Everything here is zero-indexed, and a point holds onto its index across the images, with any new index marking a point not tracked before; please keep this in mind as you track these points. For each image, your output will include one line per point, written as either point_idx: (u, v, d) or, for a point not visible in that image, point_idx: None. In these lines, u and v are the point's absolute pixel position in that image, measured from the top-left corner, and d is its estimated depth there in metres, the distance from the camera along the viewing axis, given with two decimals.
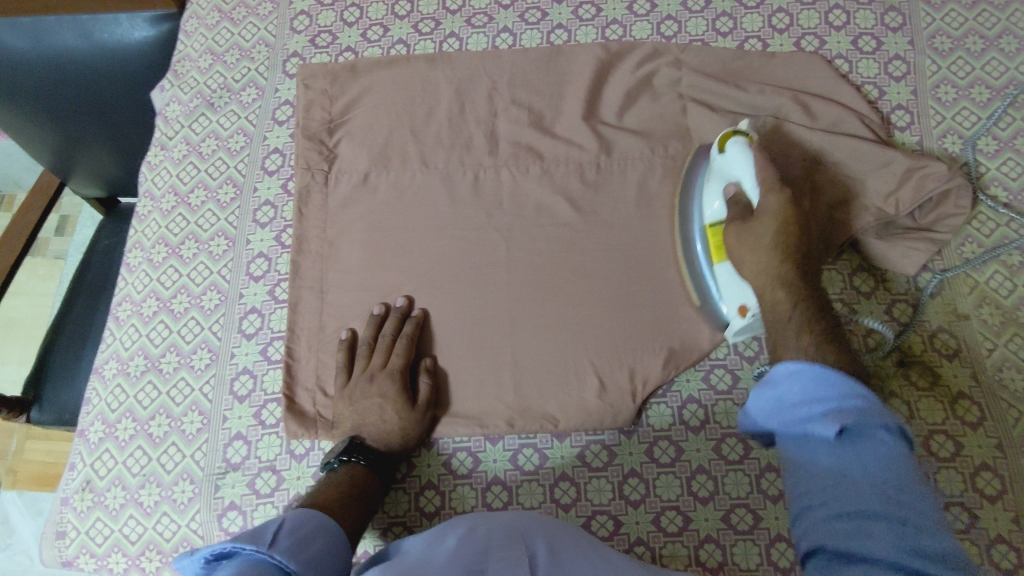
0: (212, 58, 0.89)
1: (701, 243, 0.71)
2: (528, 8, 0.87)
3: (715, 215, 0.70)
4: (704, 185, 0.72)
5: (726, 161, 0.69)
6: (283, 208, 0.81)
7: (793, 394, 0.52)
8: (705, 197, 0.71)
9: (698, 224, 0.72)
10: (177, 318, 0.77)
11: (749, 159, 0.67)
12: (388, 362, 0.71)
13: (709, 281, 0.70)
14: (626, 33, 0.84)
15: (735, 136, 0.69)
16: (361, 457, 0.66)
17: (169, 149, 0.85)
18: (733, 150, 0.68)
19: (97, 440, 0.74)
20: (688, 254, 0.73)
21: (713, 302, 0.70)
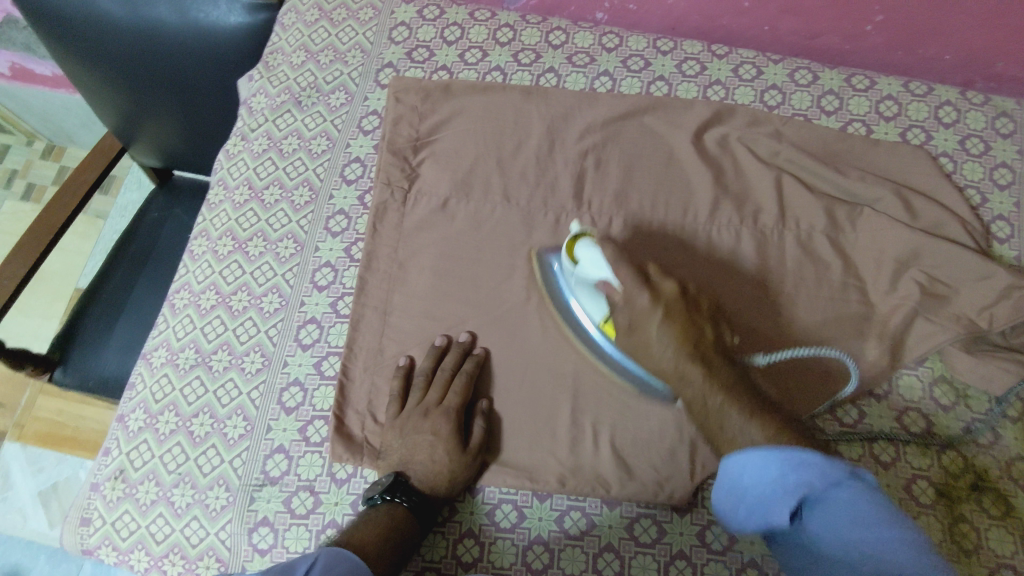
0: (305, 55, 0.87)
1: (602, 339, 0.69)
2: (632, 54, 0.85)
3: (600, 312, 0.69)
4: (579, 299, 0.71)
5: (587, 271, 0.68)
6: (356, 221, 0.78)
7: (751, 479, 0.52)
8: (585, 306, 0.70)
9: (591, 329, 0.70)
10: (235, 316, 0.75)
11: (599, 255, 0.67)
12: (445, 399, 0.69)
13: (635, 370, 0.68)
14: (729, 96, 0.83)
15: (581, 241, 0.70)
16: (406, 498, 0.63)
17: (249, 141, 0.83)
18: (585, 253, 0.68)
19: (136, 428, 0.71)
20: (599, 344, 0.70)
21: (644, 381, 0.68)
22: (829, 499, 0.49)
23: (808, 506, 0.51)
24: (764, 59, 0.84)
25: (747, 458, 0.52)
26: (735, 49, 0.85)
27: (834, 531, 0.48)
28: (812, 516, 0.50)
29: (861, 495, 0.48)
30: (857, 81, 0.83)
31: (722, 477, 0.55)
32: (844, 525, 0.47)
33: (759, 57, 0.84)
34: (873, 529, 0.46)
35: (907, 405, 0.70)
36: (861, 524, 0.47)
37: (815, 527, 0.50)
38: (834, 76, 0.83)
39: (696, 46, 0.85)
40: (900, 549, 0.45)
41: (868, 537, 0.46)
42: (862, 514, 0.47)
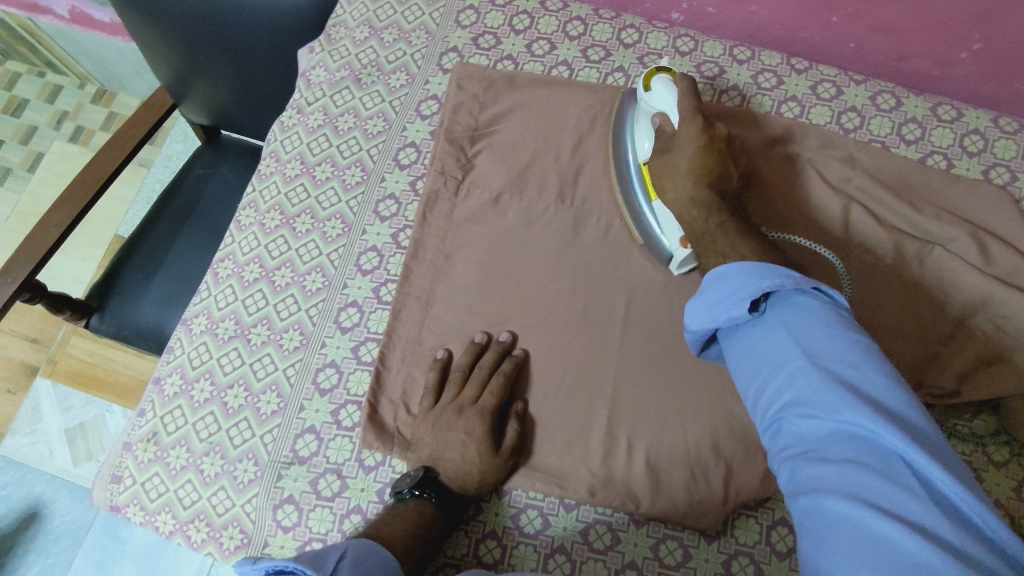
0: (369, 31, 0.84)
1: (636, 178, 0.74)
2: (706, 61, 0.81)
3: (644, 151, 0.73)
4: (635, 123, 0.74)
5: (651, 100, 0.71)
6: (406, 207, 0.77)
7: (719, 295, 0.53)
8: (636, 138, 0.74)
9: (631, 163, 0.75)
10: (277, 291, 0.74)
11: (670, 92, 0.68)
12: (481, 398, 0.67)
13: (649, 218, 0.73)
14: (804, 114, 0.79)
15: (660, 73, 0.71)
16: (434, 495, 0.63)
17: (305, 115, 0.81)
18: (658, 85, 0.70)
19: (171, 393, 0.71)
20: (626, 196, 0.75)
21: (655, 238, 0.73)
22: (789, 302, 0.50)
23: (769, 302, 0.51)
24: (845, 79, 0.80)
25: (726, 271, 0.54)
26: (816, 65, 0.81)
27: (797, 333, 0.48)
28: (772, 305, 0.51)
29: (824, 306, 0.49)
30: (943, 111, 0.79)
31: (700, 296, 0.56)
32: (804, 328, 0.48)
33: (841, 76, 0.81)
34: (834, 343, 0.46)
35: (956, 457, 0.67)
36: (819, 324, 0.47)
37: (771, 319, 0.50)
38: (918, 103, 0.79)
39: (775, 58, 0.81)
40: (857, 358, 0.45)
41: (824, 342, 0.46)
42: (823, 317, 0.48)
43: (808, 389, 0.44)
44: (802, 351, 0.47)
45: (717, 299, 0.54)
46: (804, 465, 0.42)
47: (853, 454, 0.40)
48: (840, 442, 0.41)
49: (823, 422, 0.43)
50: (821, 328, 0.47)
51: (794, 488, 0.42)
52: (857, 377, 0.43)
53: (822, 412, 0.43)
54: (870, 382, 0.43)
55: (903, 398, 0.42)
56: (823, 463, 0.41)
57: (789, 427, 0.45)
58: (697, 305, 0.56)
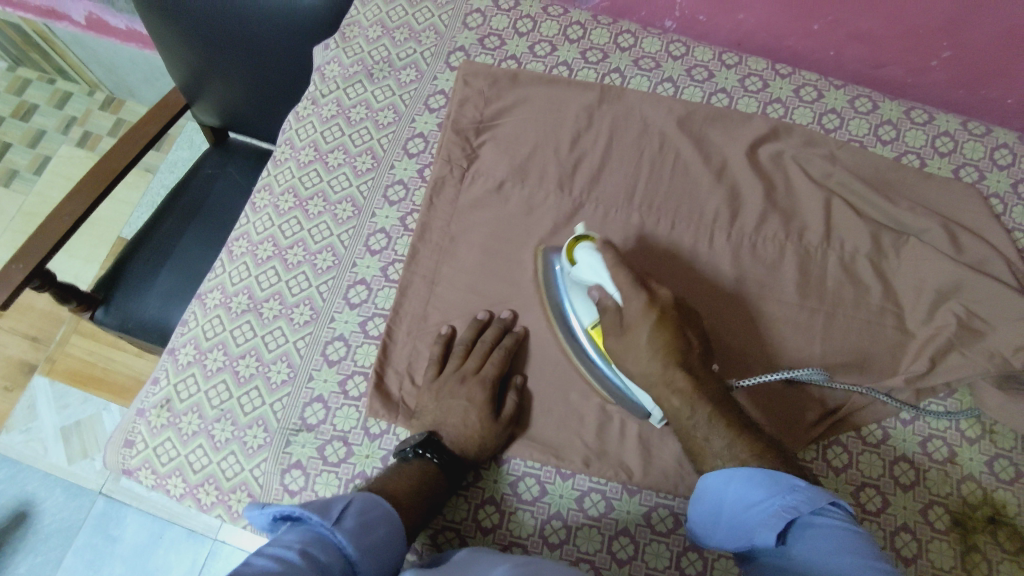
0: (381, 30, 0.90)
1: (589, 343, 0.72)
2: (697, 64, 0.87)
3: (590, 318, 0.71)
4: (572, 299, 0.73)
5: (585, 275, 0.70)
6: (414, 192, 0.81)
7: (732, 497, 0.59)
8: (576, 310, 0.72)
9: (579, 330, 0.72)
10: (289, 268, 0.77)
11: (597, 261, 0.69)
12: (482, 368, 0.71)
13: (616, 381, 0.70)
14: (787, 115, 0.85)
15: (582, 243, 0.72)
16: (436, 455, 0.66)
17: (319, 105, 0.86)
18: (583, 256, 0.70)
19: (185, 362, 0.74)
20: (582, 360, 0.72)
21: (628, 397, 0.70)
22: (806, 527, 0.55)
23: (792, 531, 0.56)
24: (825, 83, 0.86)
25: (734, 472, 0.59)
26: (798, 71, 0.87)
27: (815, 553, 0.53)
28: (796, 537, 0.56)
29: (843, 526, 0.54)
30: (916, 114, 0.84)
31: (703, 495, 0.61)
32: (820, 549, 0.53)
33: (821, 81, 0.86)
34: (841, 557, 0.51)
35: (931, 432, 0.71)
36: (839, 549, 0.52)
37: (798, 544, 0.55)
38: (894, 107, 0.85)
39: (761, 64, 0.87)
40: (870, 567, 0.50)
41: (836, 559, 0.51)
42: (843, 540, 0.53)
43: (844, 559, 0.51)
44: (815, 568, 0.52)
45: (731, 502, 0.59)
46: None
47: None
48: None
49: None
50: (831, 542, 0.53)
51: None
52: (850, 564, 0.50)
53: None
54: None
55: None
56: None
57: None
58: (703, 502, 0.62)
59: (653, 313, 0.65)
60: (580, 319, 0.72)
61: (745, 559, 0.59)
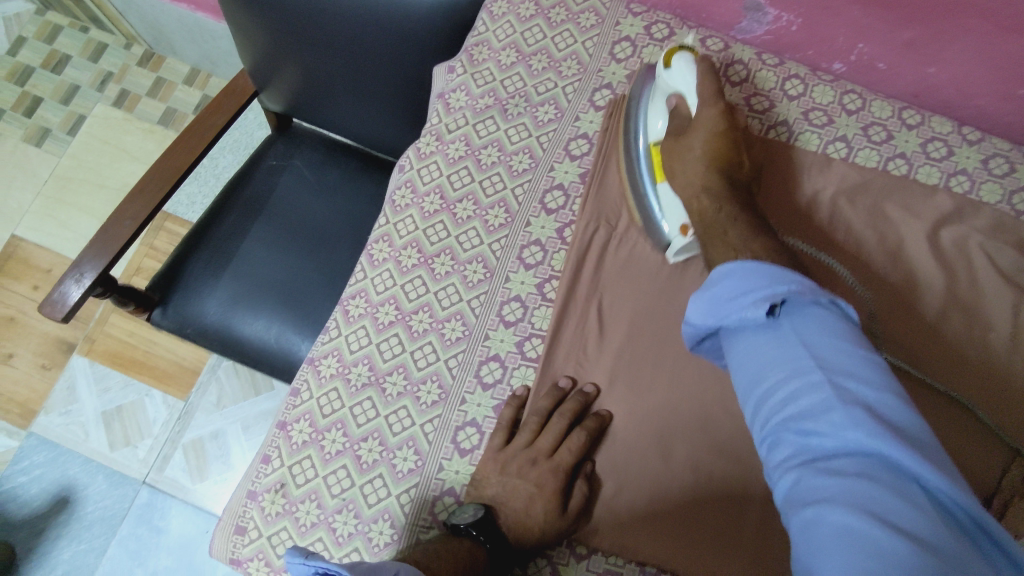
0: (517, 55, 0.79)
1: (645, 161, 0.74)
2: (873, 122, 0.77)
3: (661, 120, 0.72)
4: (649, 105, 0.74)
5: (670, 78, 0.70)
6: (553, 255, 0.72)
7: (729, 290, 0.49)
8: (650, 118, 0.73)
9: (642, 145, 0.74)
10: (414, 338, 0.69)
11: (692, 71, 0.68)
12: (557, 453, 0.63)
13: (653, 201, 0.72)
14: (973, 190, 0.76)
15: (682, 52, 0.70)
16: (487, 540, 0.59)
17: (445, 143, 0.76)
18: (678, 64, 0.69)
19: (299, 442, 0.66)
20: (632, 178, 0.73)
21: (655, 222, 0.72)
22: (803, 311, 0.45)
23: (786, 309, 0.46)
24: (1017, 155, 0.77)
25: (735, 267, 0.49)
26: (988, 137, 0.78)
27: (810, 343, 0.43)
28: (789, 316, 0.45)
29: (837, 317, 0.45)
30: None
31: (707, 290, 0.51)
32: (819, 340, 0.43)
33: (1014, 151, 0.77)
34: (849, 356, 0.42)
35: None
36: (834, 339, 0.43)
37: (786, 328, 0.45)
38: None
39: (945, 126, 0.78)
40: (868, 372, 0.41)
41: (833, 354, 0.42)
42: (831, 327, 0.44)
43: (866, 390, 0.40)
44: (815, 363, 0.42)
45: (722, 296, 0.49)
46: (811, 476, 0.38)
47: (869, 470, 0.36)
48: (841, 419, 0.39)
49: (829, 429, 0.39)
50: (834, 339, 0.43)
51: (797, 499, 0.38)
52: (872, 399, 0.40)
53: (843, 400, 0.40)
54: (883, 402, 0.40)
55: (908, 420, 0.39)
56: (825, 477, 0.38)
57: (791, 431, 0.41)
58: (703, 300, 0.51)
59: (720, 125, 0.66)
60: (648, 132, 0.74)
61: (729, 335, 0.49)
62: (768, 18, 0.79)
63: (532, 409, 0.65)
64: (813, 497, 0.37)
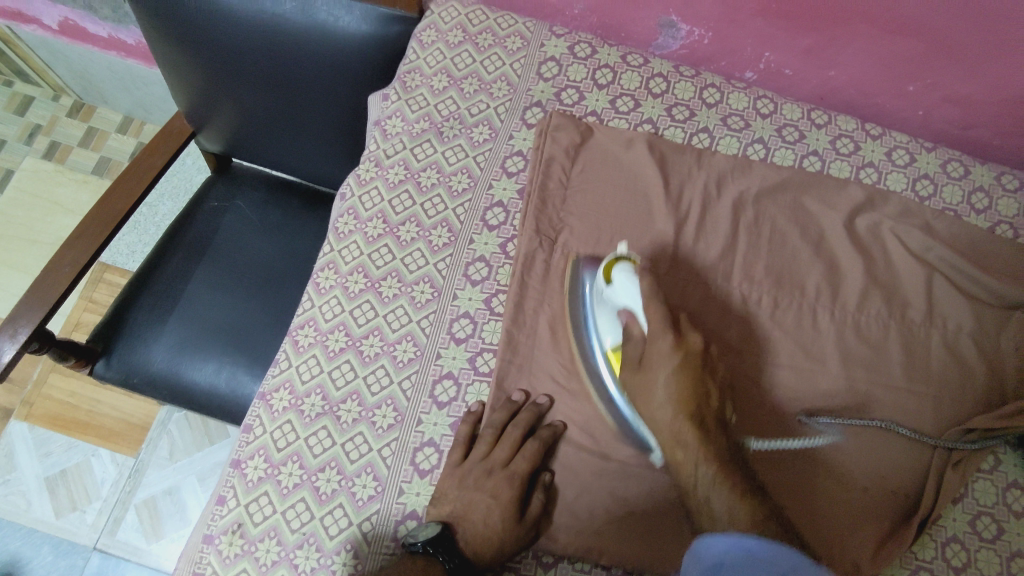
0: (448, 80, 0.82)
1: (605, 367, 0.68)
2: (786, 124, 0.83)
3: (614, 339, 0.68)
4: (594, 322, 0.70)
5: (615, 294, 0.68)
6: (498, 270, 0.74)
7: (746, 550, 0.53)
8: (598, 328, 0.69)
9: (596, 357, 0.69)
10: (366, 362, 0.69)
11: (637, 284, 0.67)
12: (512, 462, 0.64)
13: (624, 410, 0.66)
14: (881, 180, 0.82)
15: (619, 262, 0.69)
16: (447, 558, 0.59)
17: (384, 168, 0.77)
18: (620, 277, 0.68)
19: (255, 479, 0.65)
20: (595, 385, 0.68)
21: (630, 425, 0.66)
22: None
23: (782, 551, 0.52)
24: (916, 145, 0.84)
25: (718, 542, 0.54)
26: (889, 132, 0.84)
27: None
28: None
29: None
30: (1007, 180, 0.83)
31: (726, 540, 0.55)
32: None
33: (913, 143, 0.84)
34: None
35: None
36: None
37: None
38: (984, 172, 0.83)
39: (851, 124, 0.84)
40: None
41: None
42: None
43: None
44: None
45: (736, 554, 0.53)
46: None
47: None
48: None
49: None
50: None
51: None
52: None
53: None
54: None
55: None
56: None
57: None
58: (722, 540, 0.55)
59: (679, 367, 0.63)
60: (598, 340, 0.69)
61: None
62: (682, 33, 0.84)
63: (487, 422, 0.66)
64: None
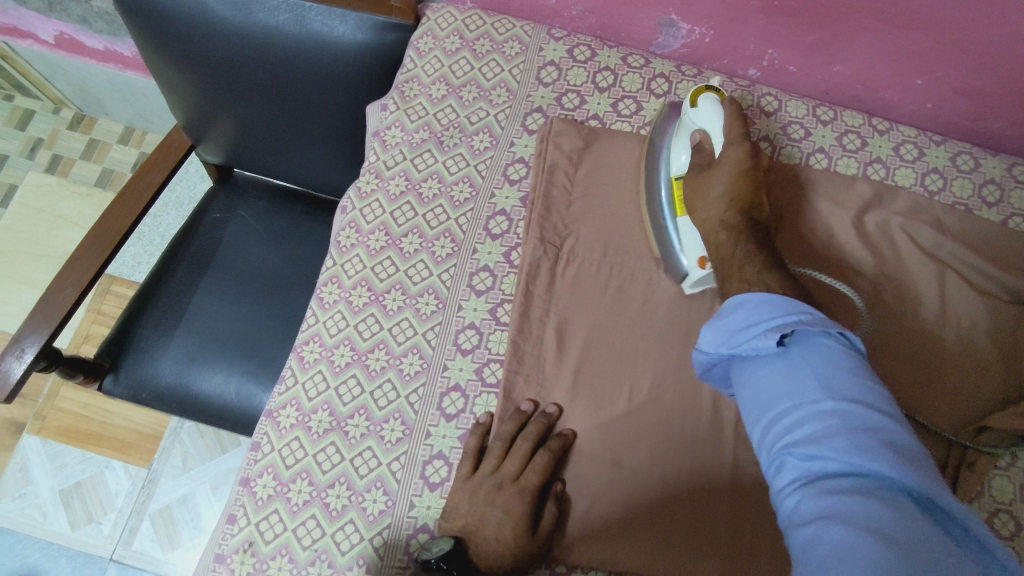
0: (447, 88, 0.81)
1: (665, 195, 0.74)
2: (791, 121, 0.82)
3: (684, 157, 0.72)
4: (674, 136, 0.75)
5: (695, 116, 0.71)
6: (503, 280, 0.73)
7: (740, 319, 0.54)
8: (673, 152, 0.74)
9: (664, 178, 0.75)
10: (372, 377, 0.69)
11: (719, 114, 0.69)
12: (523, 475, 0.63)
13: (672, 236, 0.72)
14: (889, 176, 0.80)
15: (707, 92, 0.72)
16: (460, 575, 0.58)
17: (384, 180, 0.77)
18: (704, 103, 0.71)
19: (264, 497, 0.65)
20: (654, 207, 0.74)
21: (674, 254, 0.72)
22: (812, 341, 0.50)
23: (795, 339, 0.50)
24: (925, 139, 0.82)
25: (749, 297, 0.55)
26: (896, 126, 0.83)
27: (825, 377, 0.47)
28: (798, 345, 0.50)
29: (846, 351, 0.49)
30: (1018, 172, 0.81)
31: (719, 318, 0.56)
32: (832, 372, 0.47)
33: (921, 136, 0.82)
34: (851, 389, 0.46)
35: None
36: (846, 370, 0.47)
37: (796, 354, 0.49)
38: (995, 164, 0.81)
39: (857, 119, 0.82)
40: (878, 406, 0.45)
41: (848, 387, 0.46)
42: (842, 359, 0.48)
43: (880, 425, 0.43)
44: (825, 392, 0.46)
45: (734, 326, 0.54)
46: (815, 495, 0.42)
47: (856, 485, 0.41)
48: (831, 437, 0.43)
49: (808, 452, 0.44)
50: (842, 368, 0.47)
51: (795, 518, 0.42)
52: (876, 444, 0.42)
53: (863, 437, 0.43)
54: (885, 428, 0.43)
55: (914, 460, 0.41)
56: (828, 496, 0.41)
57: (795, 454, 0.45)
58: (715, 326, 0.56)
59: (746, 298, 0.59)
60: (670, 162, 0.74)
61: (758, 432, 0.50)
62: (683, 32, 0.82)
63: (496, 434, 0.65)
64: (831, 516, 0.40)
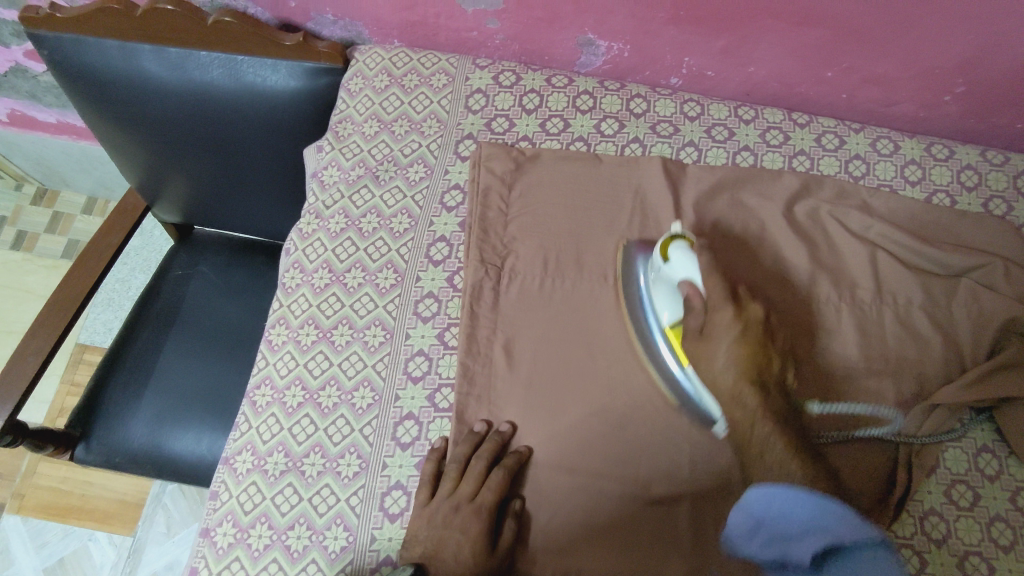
0: (379, 124, 0.84)
1: (662, 342, 0.69)
2: (715, 123, 0.85)
3: (670, 315, 0.68)
4: (651, 299, 0.70)
5: (672, 270, 0.68)
6: (447, 304, 0.74)
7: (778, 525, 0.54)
8: (655, 307, 0.69)
9: (654, 331, 0.70)
10: (325, 414, 0.69)
11: (693, 263, 0.67)
12: (479, 495, 0.63)
13: (685, 383, 0.66)
14: (814, 166, 0.83)
15: (675, 241, 0.70)
16: None
17: (325, 219, 0.79)
18: (678, 254, 0.68)
19: (225, 545, 0.65)
20: (652, 361, 0.69)
21: (690, 398, 0.66)
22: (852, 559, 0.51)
23: (832, 564, 0.52)
24: (844, 128, 0.85)
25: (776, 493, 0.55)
26: (815, 118, 0.86)
27: None
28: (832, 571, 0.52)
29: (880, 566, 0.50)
30: (936, 150, 0.84)
31: (748, 505, 0.56)
32: None
33: (840, 126, 0.85)
34: None
35: (1020, 486, 0.69)
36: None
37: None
38: (914, 145, 0.84)
39: (777, 115, 0.86)
40: None
41: None
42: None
43: None
44: None
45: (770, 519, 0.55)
46: None
47: None
48: None
49: None
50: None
51: None
52: None
53: None
54: None
55: None
56: None
57: None
58: (746, 510, 0.56)
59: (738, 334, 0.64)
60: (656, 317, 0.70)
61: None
62: (602, 49, 0.86)
63: (451, 457, 0.66)
64: None
